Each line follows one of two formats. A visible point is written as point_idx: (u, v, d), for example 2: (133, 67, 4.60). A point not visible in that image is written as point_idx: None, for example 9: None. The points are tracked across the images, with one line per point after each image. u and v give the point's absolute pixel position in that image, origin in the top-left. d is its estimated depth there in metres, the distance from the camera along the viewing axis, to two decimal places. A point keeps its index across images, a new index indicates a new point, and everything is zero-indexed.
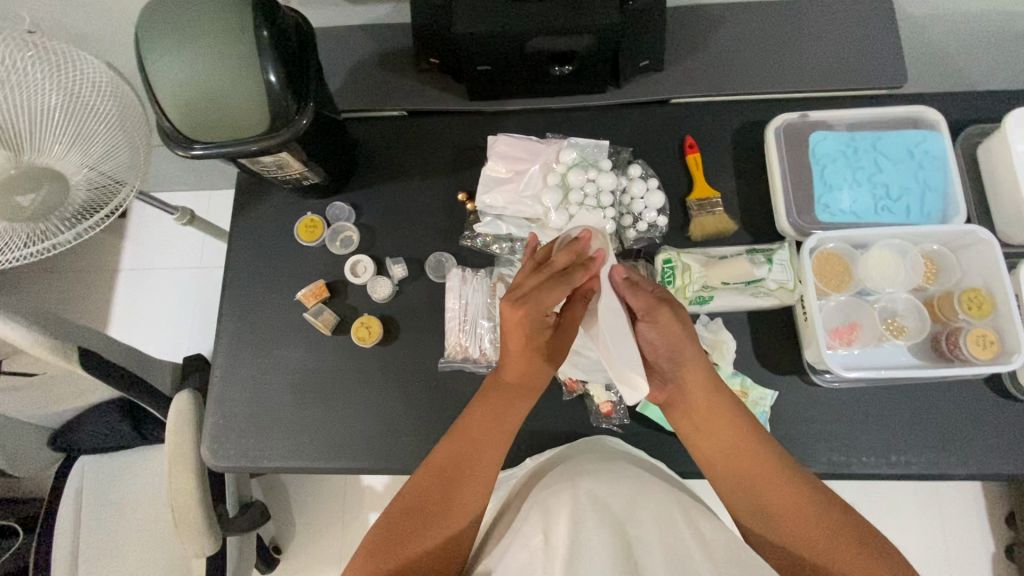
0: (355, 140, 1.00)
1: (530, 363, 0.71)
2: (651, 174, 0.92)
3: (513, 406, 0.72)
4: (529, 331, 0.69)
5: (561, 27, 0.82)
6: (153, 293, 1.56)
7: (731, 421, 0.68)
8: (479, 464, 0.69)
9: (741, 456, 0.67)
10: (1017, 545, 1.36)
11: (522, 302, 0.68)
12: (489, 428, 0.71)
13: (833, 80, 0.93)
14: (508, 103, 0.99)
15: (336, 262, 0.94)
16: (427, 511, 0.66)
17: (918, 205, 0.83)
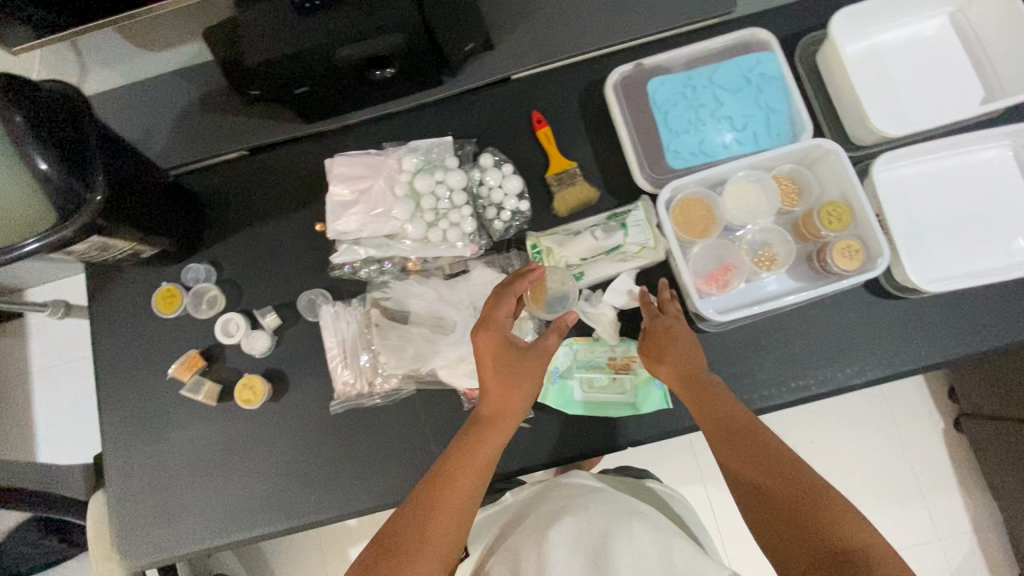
0: (199, 194, 0.94)
1: (500, 391, 0.68)
2: (504, 160, 0.89)
3: (491, 441, 0.67)
4: (497, 353, 0.69)
5: (362, 33, 0.77)
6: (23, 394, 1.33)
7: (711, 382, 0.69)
8: (451, 499, 0.63)
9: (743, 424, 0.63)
10: (962, 416, 1.42)
11: (483, 327, 0.70)
12: (472, 462, 0.65)
13: (662, 21, 0.91)
14: (347, 118, 0.94)
15: (207, 326, 0.89)
16: (395, 552, 0.60)
17: (765, 130, 0.82)
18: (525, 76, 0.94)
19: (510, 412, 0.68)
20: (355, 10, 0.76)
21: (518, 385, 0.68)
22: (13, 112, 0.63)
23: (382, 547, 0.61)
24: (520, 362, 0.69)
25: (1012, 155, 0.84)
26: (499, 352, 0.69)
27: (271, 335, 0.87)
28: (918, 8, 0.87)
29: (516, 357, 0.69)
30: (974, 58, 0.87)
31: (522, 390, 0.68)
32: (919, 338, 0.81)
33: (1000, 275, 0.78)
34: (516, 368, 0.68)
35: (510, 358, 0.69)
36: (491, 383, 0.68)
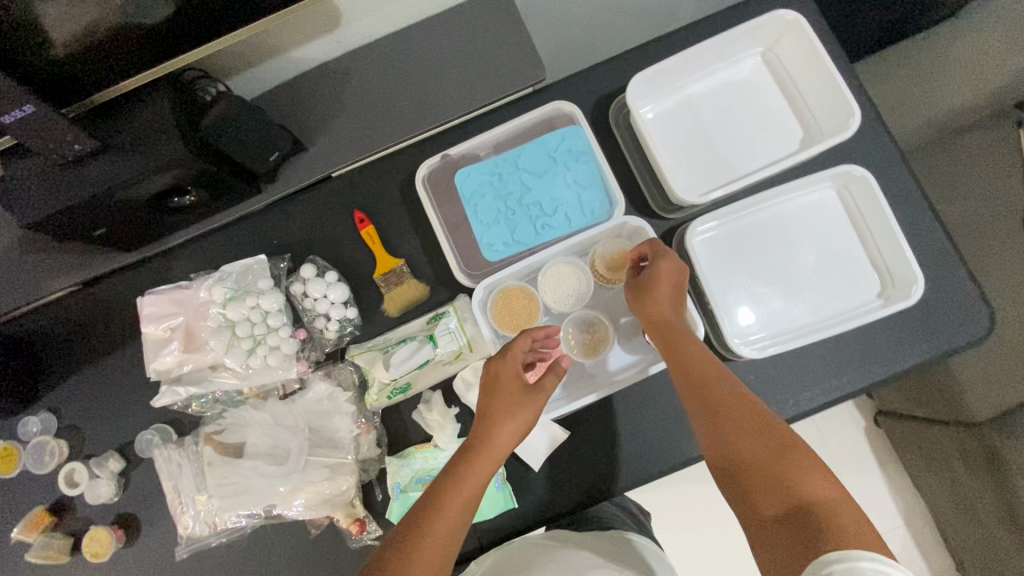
0: (34, 338, 0.91)
1: (494, 419, 0.65)
2: (328, 267, 0.86)
3: (482, 470, 0.62)
4: (506, 380, 0.67)
5: (134, 175, 0.73)
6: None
7: (710, 365, 0.64)
8: (438, 529, 0.57)
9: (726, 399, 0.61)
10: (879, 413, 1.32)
11: (500, 355, 0.69)
12: (468, 487, 0.60)
13: (473, 99, 0.86)
14: (168, 242, 0.90)
15: (53, 478, 0.87)
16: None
17: (576, 209, 0.80)
18: (345, 173, 0.90)
19: (499, 445, 0.63)
20: (123, 153, 0.73)
21: (511, 416, 0.65)
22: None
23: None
24: (527, 394, 0.66)
25: (834, 196, 0.81)
26: (510, 381, 0.67)
27: (114, 481, 0.85)
28: (731, 53, 0.84)
29: (523, 391, 0.66)
30: (788, 96, 0.84)
31: (515, 422, 0.64)
32: (764, 403, 0.77)
33: (827, 331, 0.76)
34: (519, 399, 0.66)
35: (514, 389, 0.66)
36: (490, 408, 0.66)
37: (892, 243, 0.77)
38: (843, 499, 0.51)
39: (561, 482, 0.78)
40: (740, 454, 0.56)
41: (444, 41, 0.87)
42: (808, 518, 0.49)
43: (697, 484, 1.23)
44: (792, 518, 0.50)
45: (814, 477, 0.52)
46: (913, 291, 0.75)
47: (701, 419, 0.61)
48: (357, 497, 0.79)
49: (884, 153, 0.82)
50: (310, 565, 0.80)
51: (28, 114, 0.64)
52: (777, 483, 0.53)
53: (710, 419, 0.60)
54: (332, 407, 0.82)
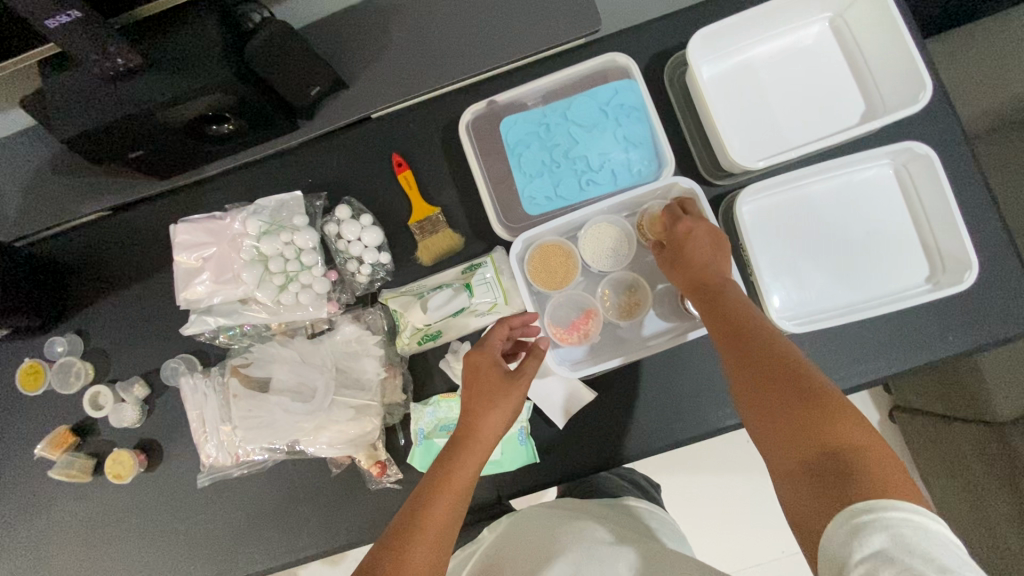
0: (65, 261, 0.91)
1: (476, 411, 0.63)
2: (363, 210, 0.85)
3: (467, 462, 0.60)
4: (484, 371, 0.65)
5: (176, 95, 0.71)
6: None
7: (751, 318, 0.59)
8: (430, 519, 0.55)
9: (758, 341, 0.56)
10: (895, 409, 1.29)
11: (477, 348, 0.67)
12: (455, 476, 0.58)
13: (524, 47, 0.83)
14: (203, 172, 0.89)
15: (77, 400, 0.88)
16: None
17: (623, 166, 0.78)
18: (385, 115, 0.88)
19: (485, 434, 0.62)
20: (166, 72, 0.71)
21: (492, 404, 0.63)
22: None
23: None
24: (504, 383, 0.64)
25: (892, 174, 0.79)
26: (486, 373, 0.65)
27: (138, 407, 0.85)
28: (798, 16, 0.80)
29: (500, 379, 0.64)
30: (855, 67, 0.80)
31: (498, 412, 0.63)
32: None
33: (872, 311, 0.74)
34: (496, 388, 0.63)
35: (493, 378, 0.64)
36: (469, 402, 0.64)
37: (948, 226, 0.74)
38: (882, 451, 0.47)
39: (585, 443, 0.77)
40: (770, 400, 0.52)
41: None
42: (844, 467, 0.46)
43: (703, 463, 1.21)
44: (824, 464, 0.47)
45: (840, 418, 0.49)
46: (967, 276, 0.73)
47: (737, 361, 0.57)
48: (380, 440, 0.79)
49: (949, 134, 0.79)
50: (328, 503, 0.81)
51: (73, 20, 0.63)
52: (812, 432, 0.49)
53: (747, 360, 0.56)
54: (360, 350, 0.81)
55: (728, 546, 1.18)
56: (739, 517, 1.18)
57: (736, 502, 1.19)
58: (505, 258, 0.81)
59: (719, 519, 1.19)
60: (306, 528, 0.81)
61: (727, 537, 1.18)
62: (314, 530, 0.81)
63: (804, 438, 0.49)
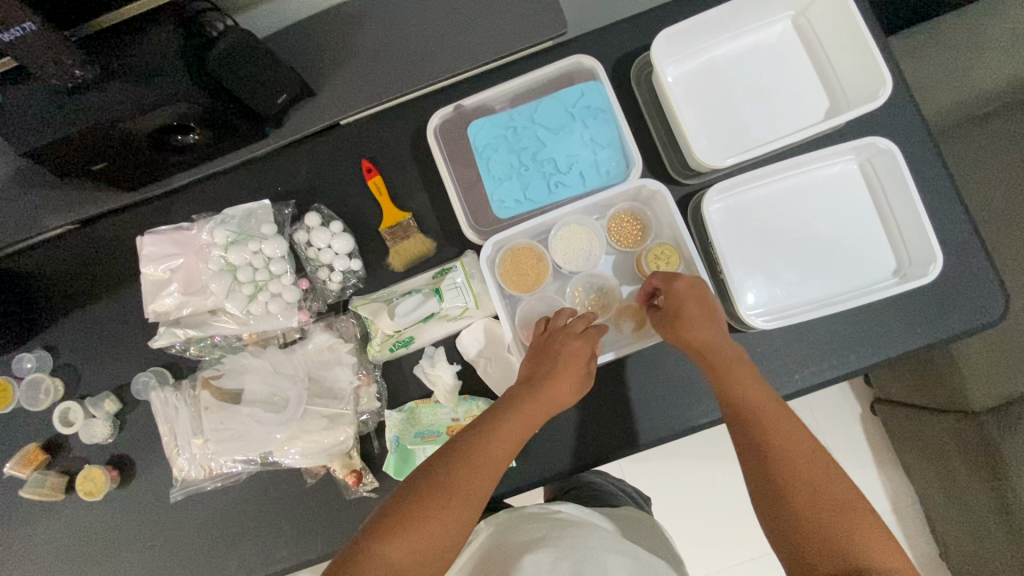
0: (31, 276, 0.89)
1: (558, 379, 0.65)
2: (333, 218, 0.84)
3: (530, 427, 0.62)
4: (582, 347, 0.67)
5: (141, 106, 0.71)
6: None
7: (766, 410, 0.60)
8: (496, 461, 0.58)
9: (781, 428, 0.58)
10: (875, 401, 1.30)
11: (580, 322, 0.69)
12: (523, 434, 0.61)
13: (490, 51, 0.83)
14: (171, 183, 0.88)
15: (47, 417, 0.86)
16: (436, 501, 0.53)
17: (592, 168, 0.78)
18: (353, 122, 0.88)
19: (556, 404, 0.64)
20: (130, 82, 0.71)
21: (575, 387, 0.66)
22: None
23: (420, 494, 0.54)
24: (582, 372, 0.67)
25: (857, 170, 0.79)
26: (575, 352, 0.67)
27: (109, 422, 0.84)
28: (761, 15, 0.81)
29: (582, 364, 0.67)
30: (818, 64, 0.81)
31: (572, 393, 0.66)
32: (772, 374, 0.76)
33: (839, 305, 0.75)
34: (579, 371, 0.66)
35: (583, 362, 0.67)
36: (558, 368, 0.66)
37: (913, 222, 0.75)
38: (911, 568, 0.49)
39: (560, 446, 0.77)
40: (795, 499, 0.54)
41: None
42: None
43: (686, 462, 1.21)
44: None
45: (873, 532, 0.51)
46: (930, 270, 0.73)
47: (755, 458, 0.57)
48: (355, 448, 0.79)
49: (911, 129, 0.80)
50: (304, 514, 0.80)
51: (31, 32, 0.61)
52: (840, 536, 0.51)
53: (767, 450, 0.57)
54: (332, 357, 0.81)
55: (714, 545, 1.18)
56: (723, 514, 1.19)
57: (720, 499, 1.19)
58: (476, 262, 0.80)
59: (704, 517, 1.19)
60: (283, 540, 0.80)
61: (713, 535, 1.18)
62: (289, 542, 0.80)
63: (830, 540, 0.51)
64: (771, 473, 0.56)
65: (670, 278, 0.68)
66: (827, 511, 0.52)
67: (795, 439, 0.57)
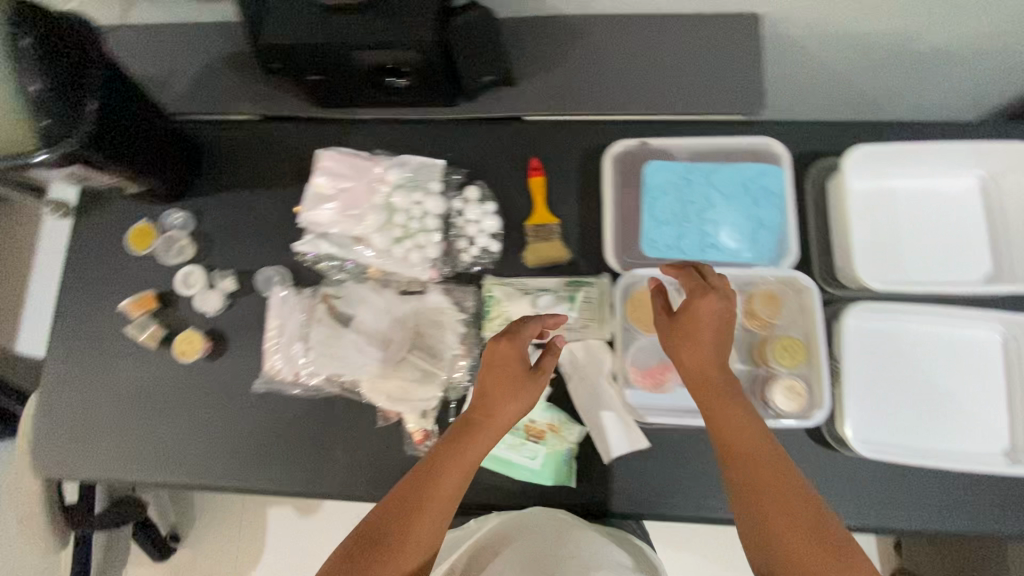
0: (203, 146, 0.97)
1: (496, 398, 0.67)
2: (489, 197, 0.89)
3: (476, 443, 0.65)
4: (508, 371, 0.68)
5: (365, 41, 0.78)
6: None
7: (750, 440, 0.62)
8: (435, 499, 0.61)
9: (763, 458, 0.61)
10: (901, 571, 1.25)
11: (508, 336, 0.70)
12: (466, 460, 0.64)
13: (684, 105, 0.88)
14: (357, 113, 0.95)
15: (168, 272, 0.92)
16: (373, 555, 0.58)
17: (748, 243, 0.81)
18: (536, 120, 0.92)
19: (502, 417, 0.67)
20: (364, 18, 0.78)
21: (512, 399, 0.67)
22: (34, 80, 0.67)
23: (358, 553, 0.58)
24: (521, 385, 0.68)
25: (1001, 343, 0.79)
26: (514, 372, 0.69)
27: (224, 298, 0.90)
28: (951, 165, 0.83)
29: (522, 377, 0.69)
30: (992, 228, 0.82)
31: (519, 403, 0.68)
32: (852, 500, 0.75)
33: (946, 464, 0.74)
34: (518, 385, 0.68)
35: (517, 373, 0.68)
36: (490, 387, 0.68)
37: None
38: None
39: (623, 486, 0.78)
40: (772, 526, 0.57)
41: (679, 38, 0.89)
42: None
43: None
44: None
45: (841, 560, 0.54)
46: None
47: (742, 482, 0.60)
48: (432, 410, 0.81)
49: None
50: (361, 451, 0.82)
51: None
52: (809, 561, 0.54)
53: (747, 471, 0.61)
54: (442, 320, 0.85)
55: None
56: None
57: None
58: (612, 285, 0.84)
59: None
60: (334, 467, 0.82)
61: None
62: (340, 473, 0.82)
63: (803, 560, 0.54)
64: (751, 494, 0.59)
65: (703, 295, 0.67)
66: (797, 534, 0.56)
67: (772, 463, 0.61)
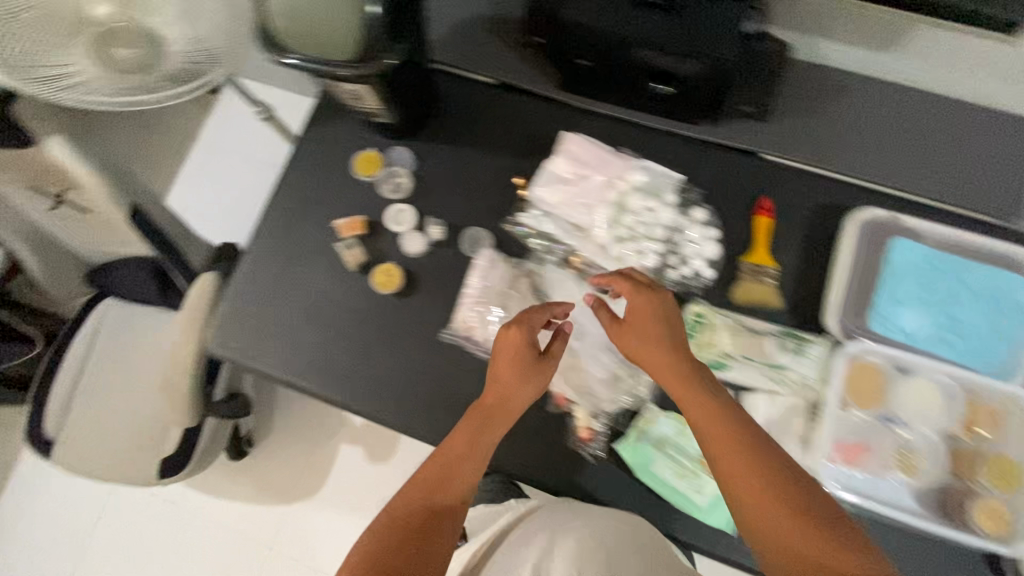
0: (440, 94, 0.99)
1: (525, 388, 0.74)
2: (713, 224, 0.87)
3: (496, 430, 0.73)
4: (515, 356, 0.74)
5: (661, 45, 0.79)
6: (227, 150, 1.61)
7: (754, 459, 0.62)
8: (451, 485, 0.69)
9: (778, 480, 0.61)
10: None
11: (516, 325, 0.75)
12: (477, 444, 0.72)
13: (933, 192, 0.86)
14: (595, 105, 0.97)
15: (380, 203, 0.96)
16: (408, 546, 0.64)
17: (981, 348, 0.78)
18: (775, 161, 0.91)
19: (512, 401, 0.74)
20: (669, 21, 0.78)
21: (523, 384, 0.74)
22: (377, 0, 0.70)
23: (391, 543, 0.64)
24: (540, 375, 0.75)
25: None
26: (531, 362, 0.74)
27: (428, 244, 0.93)
28: None
29: (534, 360, 0.74)
30: None
31: (530, 388, 0.74)
32: None
33: None
34: (536, 375, 0.74)
35: (526, 360, 0.74)
36: (517, 377, 0.74)
37: None
38: None
39: None
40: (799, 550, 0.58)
41: (947, 124, 0.87)
42: None
43: None
44: None
45: None
46: None
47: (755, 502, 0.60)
48: (604, 413, 0.82)
49: None
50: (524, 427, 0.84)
51: None
52: None
53: (765, 487, 0.61)
54: None
55: None
56: None
57: None
58: (835, 350, 0.81)
59: None
60: (495, 434, 0.84)
61: None
62: (495, 443, 0.84)
63: None
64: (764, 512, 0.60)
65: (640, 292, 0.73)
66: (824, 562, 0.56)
67: (752, 466, 0.62)
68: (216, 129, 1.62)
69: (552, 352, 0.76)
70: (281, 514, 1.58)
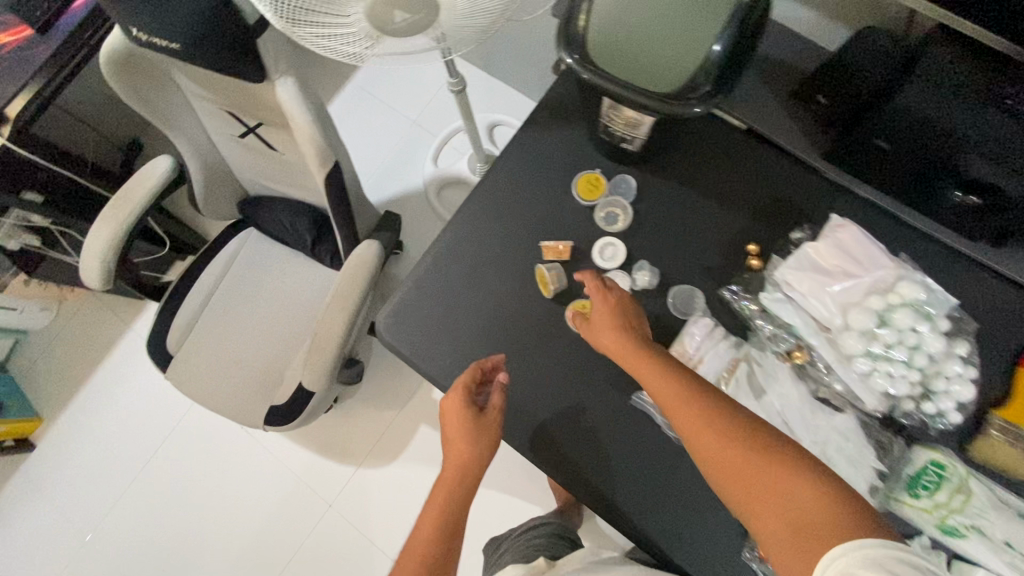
0: (683, 128, 0.90)
1: (453, 442, 0.77)
2: (972, 362, 0.75)
3: (446, 486, 0.76)
4: (456, 416, 0.77)
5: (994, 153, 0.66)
6: (409, 126, 1.72)
7: (673, 391, 0.67)
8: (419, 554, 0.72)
9: (690, 409, 0.66)
10: None
11: (451, 390, 0.79)
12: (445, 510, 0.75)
13: None
14: (859, 186, 0.84)
15: (591, 231, 0.88)
16: None
17: None
18: None
19: (466, 460, 0.77)
20: None
21: (465, 442, 0.77)
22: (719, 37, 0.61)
23: None
24: (473, 426, 0.77)
25: None
26: (463, 420, 0.77)
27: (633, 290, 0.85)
28: None
29: (466, 415, 0.77)
30: None
31: (474, 446, 0.77)
32: None
33: None
34: (464, 426, 0.77)
35: (463, 417, 0.77)
36: (448, 431, 0.78)
37: None
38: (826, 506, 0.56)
39: None
40: (744, 475, 0.61)
41: None
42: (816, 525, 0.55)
43: None
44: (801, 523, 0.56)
45: (798, 491, 0.57)
46: None
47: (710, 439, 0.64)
48: None
49: None
50: (697, 520, 0.78)
51: None
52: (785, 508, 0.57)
53: (713, 427, 0.64)
54: (857, 456, 0.74)
55: None
56: None
57: None
58: None
59: None
60: (663, 518, 0.78)
61: None
62: (662, 528, 0.78)
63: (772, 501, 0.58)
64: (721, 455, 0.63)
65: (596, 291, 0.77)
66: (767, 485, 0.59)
67: (699, 407, 0.65)
68: (407, 106, 1.73)
69: (491, 407, 0.78)
70: (349, 476, 1.58)
